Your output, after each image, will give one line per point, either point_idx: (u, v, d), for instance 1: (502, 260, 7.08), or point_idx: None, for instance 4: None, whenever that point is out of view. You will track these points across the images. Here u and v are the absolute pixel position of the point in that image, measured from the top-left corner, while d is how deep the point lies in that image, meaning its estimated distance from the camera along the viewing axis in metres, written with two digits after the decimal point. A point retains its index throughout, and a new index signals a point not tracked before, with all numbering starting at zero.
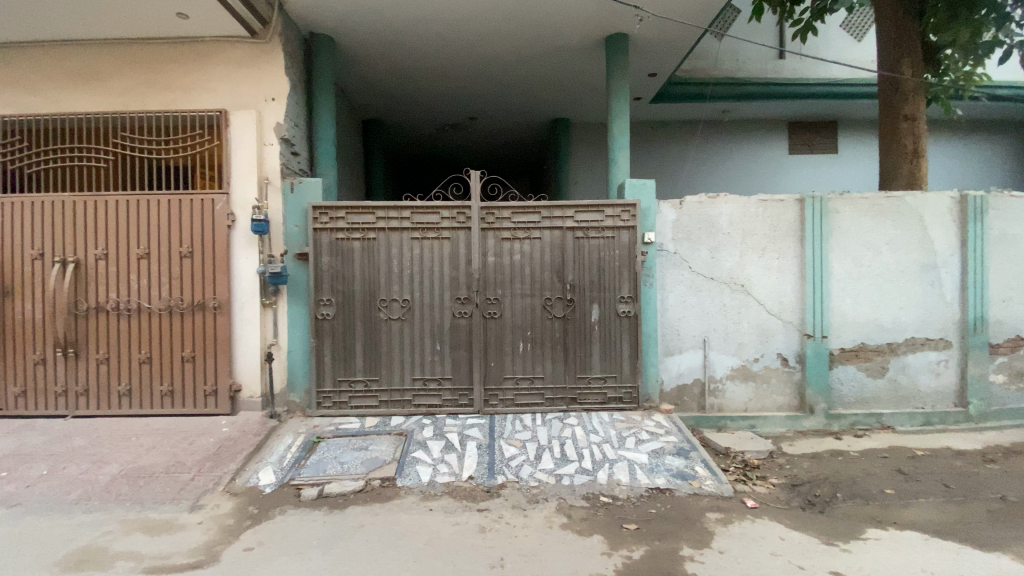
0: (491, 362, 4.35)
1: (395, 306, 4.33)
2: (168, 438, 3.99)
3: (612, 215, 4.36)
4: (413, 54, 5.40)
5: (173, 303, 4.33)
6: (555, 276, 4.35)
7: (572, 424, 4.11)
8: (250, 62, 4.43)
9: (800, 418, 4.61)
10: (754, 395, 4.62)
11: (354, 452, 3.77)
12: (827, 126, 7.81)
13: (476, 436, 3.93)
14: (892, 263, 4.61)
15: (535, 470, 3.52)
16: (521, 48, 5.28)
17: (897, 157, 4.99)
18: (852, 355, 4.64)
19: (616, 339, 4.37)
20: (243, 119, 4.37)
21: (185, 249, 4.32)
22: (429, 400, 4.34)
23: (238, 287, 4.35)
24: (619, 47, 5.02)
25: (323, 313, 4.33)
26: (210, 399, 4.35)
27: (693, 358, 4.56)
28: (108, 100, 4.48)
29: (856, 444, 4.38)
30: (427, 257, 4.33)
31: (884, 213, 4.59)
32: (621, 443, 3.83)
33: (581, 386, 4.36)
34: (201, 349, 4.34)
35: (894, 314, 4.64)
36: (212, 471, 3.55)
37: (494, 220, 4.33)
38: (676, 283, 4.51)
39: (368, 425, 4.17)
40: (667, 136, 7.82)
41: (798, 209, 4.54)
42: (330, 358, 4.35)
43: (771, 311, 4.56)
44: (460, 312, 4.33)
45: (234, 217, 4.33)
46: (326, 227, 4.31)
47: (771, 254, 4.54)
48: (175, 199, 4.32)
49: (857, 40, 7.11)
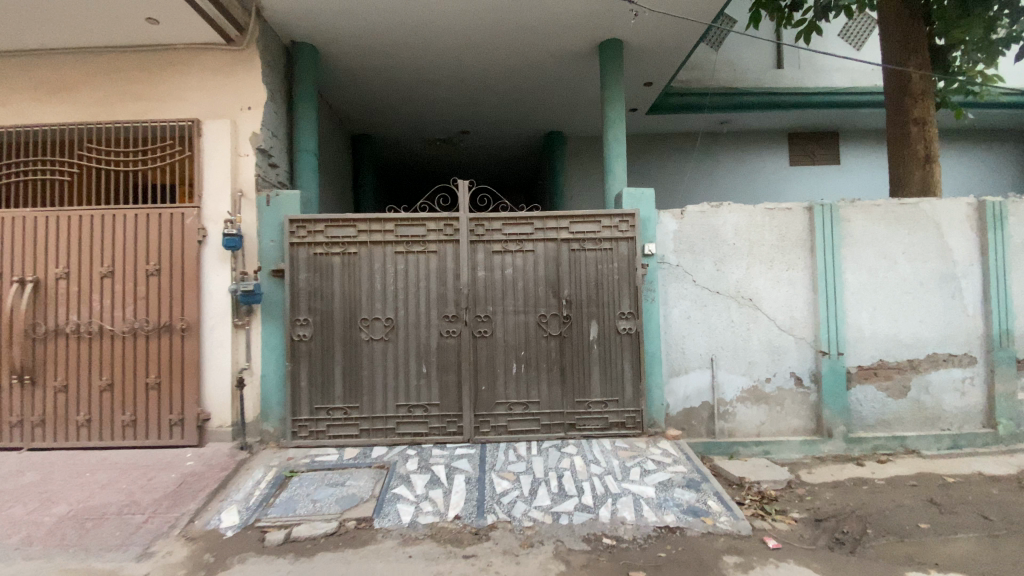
0: (482, 386, 4.01)
1: (377, 325, 4.02)
2: (126, 474, 3.61)
3: (609, 226, 4.08)
4: (402, 64, 5.21)
5: (138, 325, 4.00)
6: (551, 291, 4.05)
7: (571, 453, 3.75)
8: (225, 70, 4.21)
9: (817, 443, 4.25)
10: (767, 418, 4.27)
11: (329, 488, 3.40)
12: (829, 136, 7.61)
13: (464, 468, 3.57)
14: (910, 273, 4.33)
15: (530, 508, 3.15)
16: (512, 55, 5.08)
17: (909, 162, 4.76)
18: (871, 373, 4.32)
19: (616, 360, 4.04)
20: (217, 128, 4.12)
21: (152, 267, 4.02)
22: (414, 428, 3.98)
23: (208, 306, 4.04)
24: (614, 52, 4.81)
25: (300, 334, 4.01)
26: (176, 429, 3.98)
27: (700, 379, 4.22)
28: (75, 110, 4.23)
29: (881, 471, 4.03)
30: (412, 273, 4.03)
31: (899, 221, 4.32)
32: (625, 474, 3.47)
33: (580, 411, 4.01)
34: (167, 375, 4.00)
35: (914, 328, 4.33)
36: (170, 512, 3.18)
37: (484, 232, 4.05)
38: (680, 297, 4.21)
39: (347, 457, 3.80)
40: (665, 148, 7.61)
41: (807, 217, 4.28)
42: (306, 384, 4.01)
43: (783, 326, 4.25)
44: (448, 332, 4.02)
45: (206, 232, 4.04)
46: (304, 241, 4.02)
47: (780, 265, 4.25)
48: (143, 214, 4.04)
49: (857, 49, 6.97)
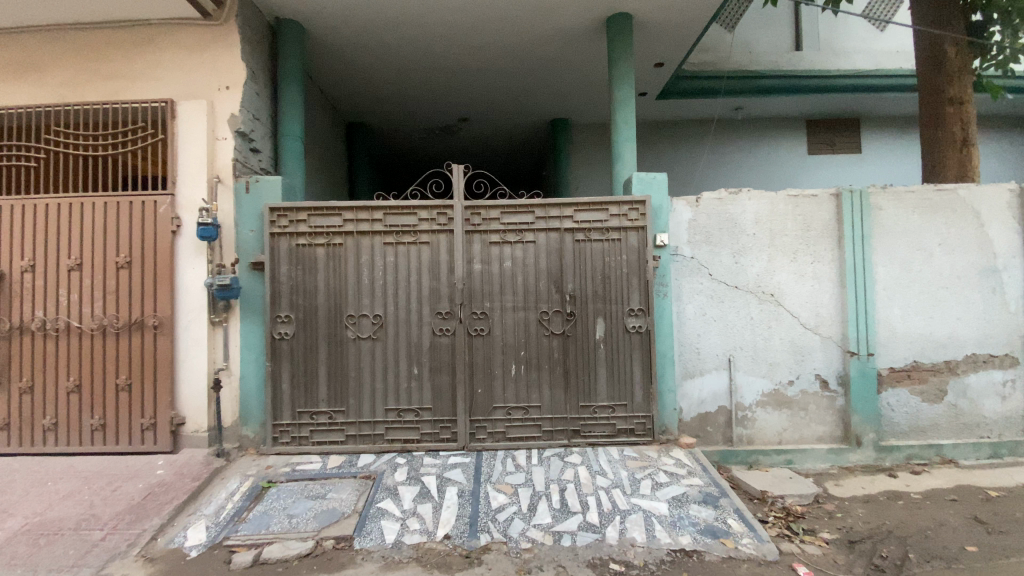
0: (478, 389, 3.68)
1: (364, 322, 3.70)
2: (90, 483, 3.32)
3: (617, 214, 3.72)
4: (396, 45, 4.88)
5: (107, 322, 3.71)
6: (553, 285, 3.72)
7: (574, 464, 3.41)
8: (201, 47, 3.89)
9: (845, 452, 3.89)
10: (790, 425, 3.91)
11: (308, 502, 3.09)
12: (849, 123, 7.21)
13: (457, 480, 3.24)
14: (946, 267, 3.95)
15: (529, 527, 2.82)
16: (513, 32, 4.72)
17: (944, 146, 4.39)
18: (904, 375, 3.95)
19: (624, 361, 3.70)
20: (192, 109, 3.81)
21: (122, 259, 3.72)
22: (404, 434, 3.67)
23: (182, 302, 3.74)
24: (623, 26, 4.44)
25: (281, 331, 3.70)
26: (148, 435, 3.69)
27: (716, 382, 3.87)
28: (43, 91, 3.94)
29: (916, 484, 3.67)
30: (402, 265, 3.71)
31: (934, 209, 3.94)
32: (635, 488, 3.14)
33: (585, 417, 3.68)
34: (138, 375, 3.71)
35: (950, 327, 3.96)
36: (130, 528, 2.88)
37: (481, 221, 3.72)
38: (695, 292, 3.86)
39: (331, 465, 3.49)
40: (676, 136, 7.22)
41: (834, 205, 3.91)
42: (288, 386, 3.70)
43: (807, 324, 3.89)
44: (441, 330, 3.69)
45: (180, 222, 3.74)
46: (285, 231, 3.71)
47: (804, 257, 3.89)
48: (113, 202, 3.74)
49: (881, 29, 6.59)
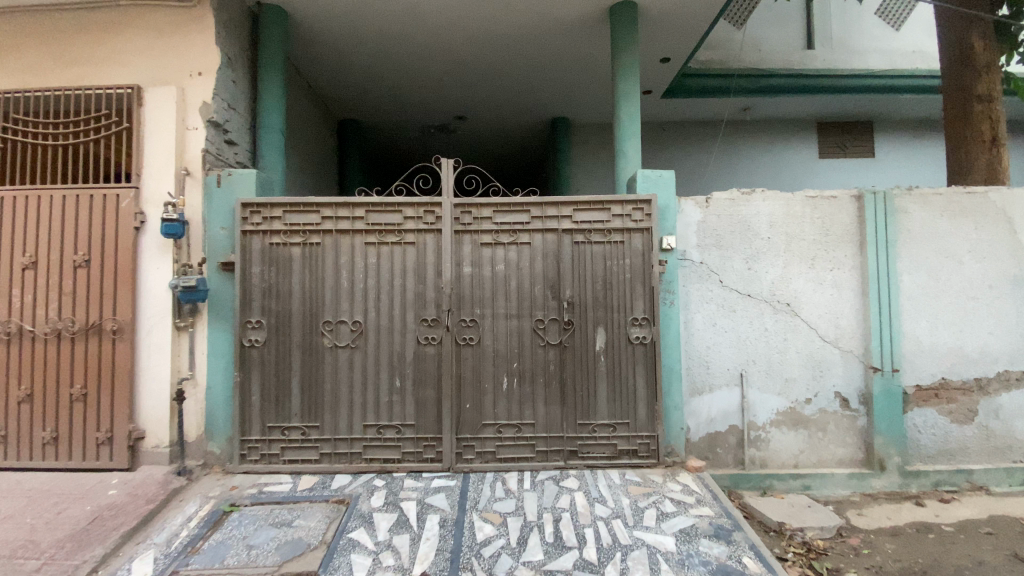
0: (467, 403, 3.36)
1: (343, 329, 3.38)
2: (34, 504, 2.99)
3: (620, 214, 3.42)
4: (387, 34, 4.61)
5: (62, 326, 3.39)
6: (550, 291, 3.40)
7: (571, 489, 3.08)
8: (173, 31, 3.60)
9: (867, 478, 3.55)
10: (807, 446, 3.58)
11: (272, 530, 2.76)
12: (861, 126, 6.94)
13: (440, 507, 2.91)
14: (976, 276, 3.63)
15: (518, 564, 2.49)
16: (510, 21, 4.43)
17: (970, 145, 4.09)
18: (931, 394, 3.62)
19: (627, 375, 3.38)
20: (161, 97, 3.52)
21: (80, 257, 3.41)
22: (384, 453, 3.34)
23: (146, 305, 3.43)
24: (628, 14, 4.13)
25: (251, 338, 3.38)
26: (104, 450, 3.37)
27: (727, 399, 3.54)
28: (3, 76, 3.66)
29: (946, 515, 3.36)
30: (385, 267, 3.40)
31: (964, 213, 3.63)
32: (638, 519, 2.80)
33: (584, 436, 3.35)
34: (95, 385, 3.39)
35: (982, 341, 3.63)
36: (69, 557, 2.55)
37: (471, 220, 3.41)
38: (704, 300, 3.54)
39: (301, 487, 3.16)
40: (681, 138, 6.94)
41: (855, 206, 3.60)
42: (258, 399, 3.38)
43: (826, 337, 3.57)
44: (426, 339, 3.37)
45: (144, 218, 3.44)
46: (258, 228, 3.40)
47: (823, 264, 3.57)
48: (71, 196, 3.44)
49: (897, 28, 6.27)
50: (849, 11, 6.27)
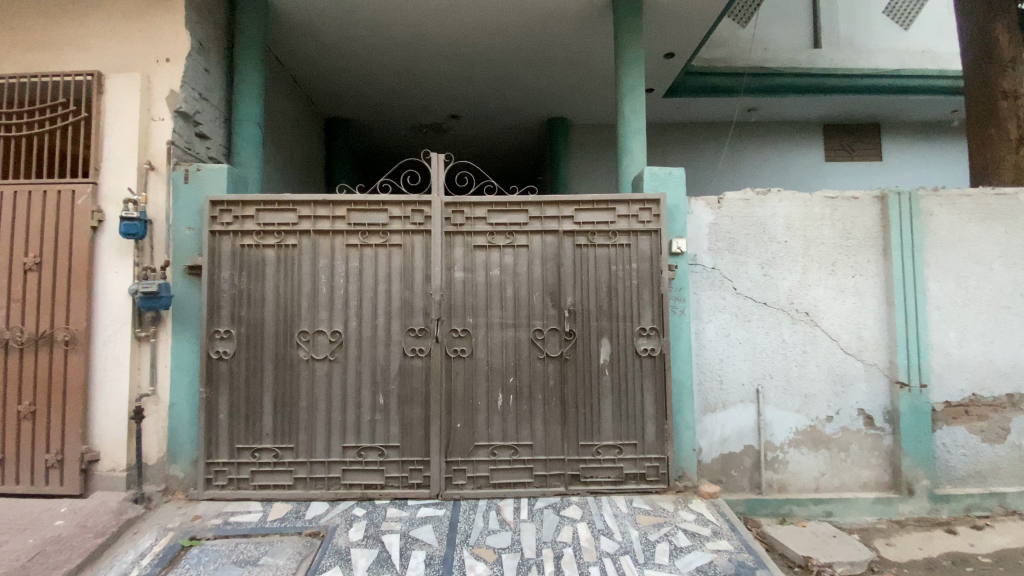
0: (457, 423, 3.05)
1: (321, 340, 3.07)
2: None
3: (626, 215, 3.13)
4: (375, 23, 4.33)
5: (9, 336, 3.05)
6: (549, 299, 3.11)
7: (573, 519, 2.77)
8: (139, 13, 3.30)
9: (894, 503, 3.27)
10: (828, 468, 3.30)
11: (234, 569, 2.44)
12: (868, 128, 6.73)
13: (426, 542, 2.59)
14: (1009, 284, 3.37)
15: None
16: (506, 10, 4.17)
17: (996, 145, 3.84)
18: (961, 411, 3.35)
19: (634, 391, 3.08)
20: (124, 85, 3.21)
21: (30, 260, 3.07)
22: (365, 479, 3.02)
23: (103, 313, 3.10)
24: (631, 4, 3.88)
25: (219, 350, 3.06)
26: (54, 474, 3.02)
27: (742, 416, 3.25)
28: None
29: (982, 544, 3.08)
30: (368, 272, 3.09)
31: (994, 216, 3.38)
32: (649, 556, 2.50)
33: (586, 459, 3.05)
34: (44, 401, 3.05)
35: (1015, 353, 3.37)
36: None
37: (464, 221, 3.11)
38: (716, 309, 3.26)
39: (272, 517, 2.82)
40: (683, 139, 6.70)
41: (878, 208, 3.34)
42: (226, 417, 3.05)
43: (848, 349, 3.29)
44: (413, 351, 3.06)
45: (103, 217, 3.12)
46: (228, 228, 3.09)
47: (844, 269, 3.30)
48: (22, 192, 3.11)
49: (905, 27, 6.14)
50: (857, 9, 6.07)
